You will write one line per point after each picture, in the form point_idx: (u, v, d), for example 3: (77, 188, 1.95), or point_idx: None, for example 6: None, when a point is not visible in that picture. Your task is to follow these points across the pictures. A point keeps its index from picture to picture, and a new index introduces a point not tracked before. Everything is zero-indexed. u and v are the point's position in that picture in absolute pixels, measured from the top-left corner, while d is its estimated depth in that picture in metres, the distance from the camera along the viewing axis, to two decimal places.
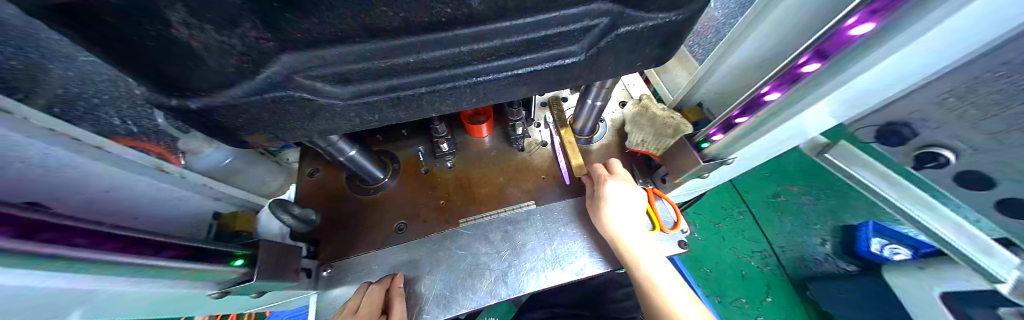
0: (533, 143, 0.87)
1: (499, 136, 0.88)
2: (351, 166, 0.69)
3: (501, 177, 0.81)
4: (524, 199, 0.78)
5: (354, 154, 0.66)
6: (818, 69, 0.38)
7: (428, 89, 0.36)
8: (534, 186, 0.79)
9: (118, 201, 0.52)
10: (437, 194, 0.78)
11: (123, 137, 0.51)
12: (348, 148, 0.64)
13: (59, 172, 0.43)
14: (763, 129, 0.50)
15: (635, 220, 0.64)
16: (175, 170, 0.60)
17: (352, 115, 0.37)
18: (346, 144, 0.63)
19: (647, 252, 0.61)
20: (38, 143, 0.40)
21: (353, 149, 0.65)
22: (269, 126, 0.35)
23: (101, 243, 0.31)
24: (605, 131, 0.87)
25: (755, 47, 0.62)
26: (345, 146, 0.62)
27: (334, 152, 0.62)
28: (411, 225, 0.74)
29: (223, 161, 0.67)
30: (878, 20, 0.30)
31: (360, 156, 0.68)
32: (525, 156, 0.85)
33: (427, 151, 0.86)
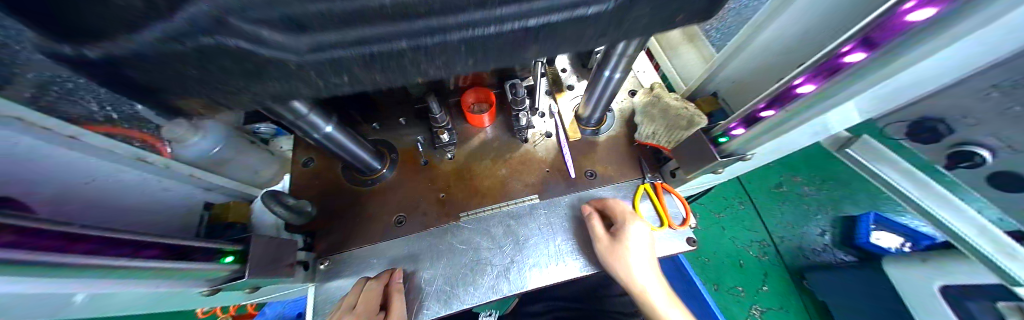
0: (537, 134, 0.84)
1: (502, 126, 0.84)
2: (330, 143, 0.62)
3: (503, 169, 0.78)
4: (526, 193, 0.74)
5: (332, 130, 0.58)
6: (862, 60, 0.34)
7: (411, 44, 0.26)
8: (538, 180, 0.76)
9: (94, 190, 0.48)
10: (436, 186, 0.75)
11: (102, 123, 0.46)
12: (322, 123, 0.56)
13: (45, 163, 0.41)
14: (792, 124, 0.45)
15: (648, 259, 0.62)
16: (160, 160, 0.55)
17: (312, 75, 0.28)
18: (320, 114, 0.54)
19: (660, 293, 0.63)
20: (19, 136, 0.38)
21: (328, 124, 0.57)
22: (209, 84, 0.27)
23: (72, 244, 0.28)
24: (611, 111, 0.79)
25: (784, 28, 0.57)
26: (319, 120, 0.55)
27: (309, 126, 0.54)
28: (410, 218, 0.71)
29: (211, 150, 0.62)
30: (938, 5, 0.26)
31: (339, 132, 0.60)
32: (529, 148, 0.81)
33: (427, 142, 0.82)
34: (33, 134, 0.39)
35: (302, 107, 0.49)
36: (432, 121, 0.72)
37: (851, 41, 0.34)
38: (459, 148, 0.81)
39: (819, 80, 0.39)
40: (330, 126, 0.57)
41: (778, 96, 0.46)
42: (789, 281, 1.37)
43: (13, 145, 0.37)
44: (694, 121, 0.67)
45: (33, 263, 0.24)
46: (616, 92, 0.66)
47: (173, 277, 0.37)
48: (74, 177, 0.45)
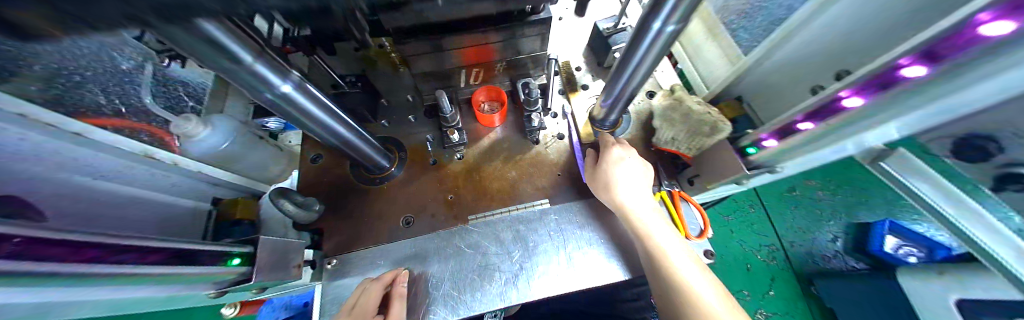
0: (549, 136, 0.81)
1: (512, 127, 0.82)
2: (278, 105, 0.41)
3: (513, 171, 0.76)
4: (538, 197, 0.72)
5: (290, 91, 0.39)
6: (924, 76, 0.30)
7: None
8: (549, 183, 0.74)
9: (114, 188, 0.49)
10: (445, 186, 0.74)
11: (111, 117, 0.50)
12: (277, 78, 0.36)
13: (50, 159, 0.40)
14: (833, 138, 0.41)
15: (642, 189, 0.61)
16: (164, 155, 0.55)
17: None
18: (271, 58, 0.34)
19: (661, 231, 0.57)
20: (22, 132, 0.37)
21: (286, 81, 0.37)
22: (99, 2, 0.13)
23: (81, 252, 0.27)
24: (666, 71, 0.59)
25: (826, 30, 0.52)
26: (273, 75, 0.35)
27: (256, 82, 0.34)
28: (418, 219, 0.70)
29: (219, 146, 0.60)
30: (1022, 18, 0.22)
31: (299, 91, 0.41)
32: (541, 149, 0.79)
33: (436, 141, 0.80)
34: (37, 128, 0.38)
35: (240, 49, 0.29)
36: (443, 120, 0.72)
37: (910, 54, 0.30)
38: (470, 147, 0.80)
39: (867, 93, 0.36)
40: (287, 84, 0.38)
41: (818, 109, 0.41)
42: (798, 287, 1.33)
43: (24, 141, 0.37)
44: (719, 127, 0.63)
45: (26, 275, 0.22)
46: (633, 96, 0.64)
47: (171, 284, 0.35)
48: (92, 175, 0.45)
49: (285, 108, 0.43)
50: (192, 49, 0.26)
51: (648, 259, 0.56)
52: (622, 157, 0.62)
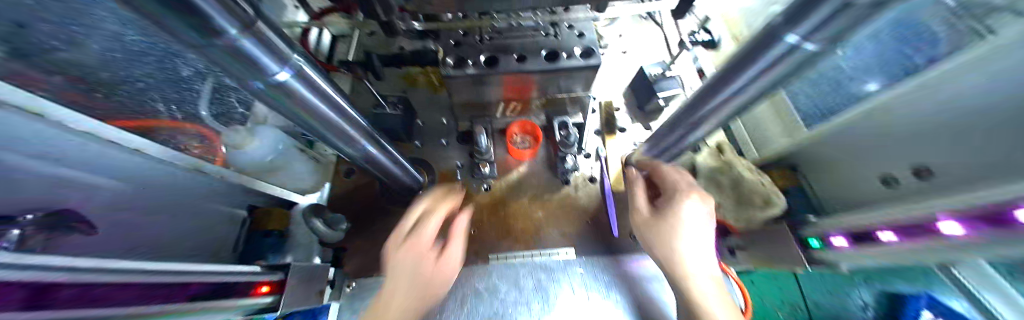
0: (581, 178, 0.78)
1: (544, 163, 0.80)
2: (269, 95, 0.32)
3: (540, 211, 0.73)
4: (563, 244, 0.69)
5: (287, 80, 0.30)
6: None
7: None
8: (576, 231, 0.71)
9: (159, 197, 0.50)
10: (469, 219, 0.72)
11: (148, 117, 0.51)
12: (272, 62, 0.27)
13: (102, 170, 0.41)
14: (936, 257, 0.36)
15: (705, 247, 0.54)
16: (213, 170, 0.55)
17: None
18: (269, 34, 0.25)
19: (720, 304, 0.49)
20: (78, 144, 0.37)
21: (283, 66, 0.29)
22: None
23: (141, 296, 0.28)
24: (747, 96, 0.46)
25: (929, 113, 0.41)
26: (266, 57, 0.26)
27: (246, 63, 0.25)
28: None
29: (265, 158, 0.63)
30: None
31: (299, 81, 0.32)
32: (570, 191, 0.76)
33: (466, 168, 0.80)
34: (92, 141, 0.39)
35: (227, 20, 0.21)
36: (476, 152, 0.71)
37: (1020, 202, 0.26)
38: (498, 179, 0.78)
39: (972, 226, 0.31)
40: (285, 71, 0.29)
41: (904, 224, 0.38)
42: None
43: (76, 157, 0.38)
44: (771, 201, 0.58)
45: (90, 319, 0.22)
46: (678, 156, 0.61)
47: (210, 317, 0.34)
48: (139, 184, 0.46)
49: (278, 100, 0.34)
50: (153, 15, 0.18)
51: None
52: (690, 204, 0.56)
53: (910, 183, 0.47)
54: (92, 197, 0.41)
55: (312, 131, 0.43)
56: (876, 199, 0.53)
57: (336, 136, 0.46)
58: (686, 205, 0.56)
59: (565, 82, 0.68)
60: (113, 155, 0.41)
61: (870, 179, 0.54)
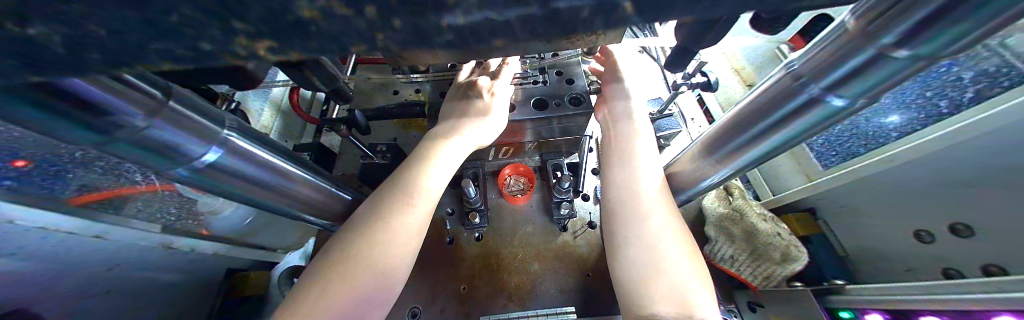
0: (579, 223, 0.74)
1: (539, 208, 0.77)
2: (201, 180, 0.33)
3: (536, 263, 0.68)
4: (561, 302, 0.63)
5: (215, 160, 0.31)
6: None
7: None
8: (575, 286, 0.65)
9: (116, 275, 0.48)
10: (459, 274, 0.67)
11: (121, 186, 0.49)
12: (195, 146, 0.29)
13: (48, 258, 0.40)
14: None
15: (652, 156, 0.54)
16: (183, 244, 0.54)
17: None
18: (185, 113, 0.27)
19: (647, 186, 0.50)
20: (17, 237, 0.36)
21: (210, 145, 0.30)
22: None
23: None
24: (708, 142, 0.46)
25: (957, 158, 0.41)
26: (181, 139, 0.27)
27: (159, 150, 0.27)
28: (425, 311, 0.63)
29: (244, 220, 0.62)
30: None
31: (231, 157, 0.33)
32: (568, 239, 0.71)
33: (457, 216, 0.77)
34: (32, 231, 0.37)
35: (127, 107, 0.22)
36: (466, 202, 0.69)
37: None
38: (489, 228, 0.74)
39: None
40: (211, 151, 0.30)
41: (975, 313, 0.33)
42: None
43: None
44: (791, 256, 0.53)
45: None
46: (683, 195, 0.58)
47: None
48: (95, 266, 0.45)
49: (214, 183, 0.34)
50: (25, 122, 0.19)
51: (614, 206, 0.51)
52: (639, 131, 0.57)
53: (948, 239, 0.46)
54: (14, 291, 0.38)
55: (261, 207, 0.42)
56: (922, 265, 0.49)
57: (298, 207, 0.46)
58: (639, 126, 0.57)
59: (559, 125, 0.65)
60: (65, 243, 0.40)
61: (901, 236, 0.51)
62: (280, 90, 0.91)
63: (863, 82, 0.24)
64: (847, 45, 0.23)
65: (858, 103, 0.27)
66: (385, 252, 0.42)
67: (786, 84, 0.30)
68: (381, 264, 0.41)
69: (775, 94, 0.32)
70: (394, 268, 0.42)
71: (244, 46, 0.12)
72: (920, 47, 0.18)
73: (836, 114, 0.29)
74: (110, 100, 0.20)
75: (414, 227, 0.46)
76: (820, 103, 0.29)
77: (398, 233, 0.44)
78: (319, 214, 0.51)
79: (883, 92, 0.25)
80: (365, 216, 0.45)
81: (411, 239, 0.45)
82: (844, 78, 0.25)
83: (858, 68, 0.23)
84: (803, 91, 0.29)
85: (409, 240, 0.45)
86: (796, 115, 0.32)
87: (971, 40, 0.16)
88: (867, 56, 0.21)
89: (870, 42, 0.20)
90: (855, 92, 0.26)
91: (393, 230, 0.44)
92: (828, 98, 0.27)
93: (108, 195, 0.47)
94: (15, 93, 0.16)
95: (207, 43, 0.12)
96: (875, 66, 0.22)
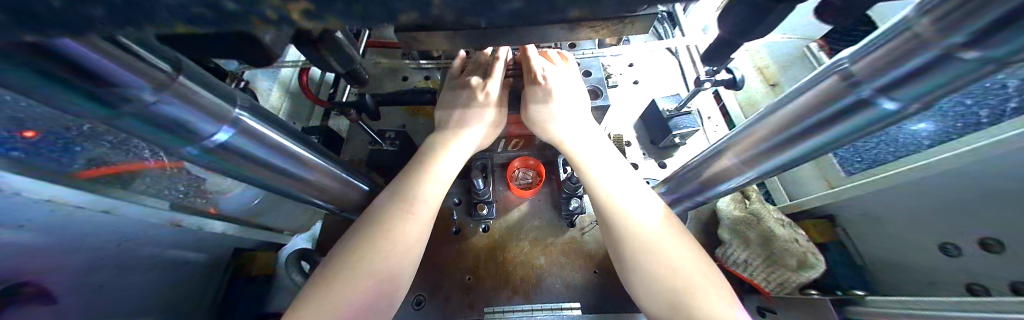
0: (587, 220, 0.73)
1: (547, 202, 0.75)
2: (211, 160, 0.32)
3: (542, 258, 0.67)
4: (566, 297, 0.62)
5: (227, 140, 0.30)
6: None
7: None
8: (581, 283, 0.64)
9: (124, 251, 0.48)
10: (464, 265, 0.67)
11: (133, 162, 0.48)
12: (207, 124, 0.28)
13: (59, 230, 0.40)
14: None
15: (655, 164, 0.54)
16: (190, 221, 0.53)
17: None
18: (196, 88, 0.25)
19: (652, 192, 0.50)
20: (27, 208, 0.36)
21: (221, 125, 0.29)
22: None
23: None
24: (733, 144, 0.44)
25: (1000, 171, 0.39)
26: (192, 116, 0.26)
27: (170, 128, 0.25)
28: (429, 301, 0.63)
29: (251, 201, 0.63)
30: None
31: (241, 138, 0.31)
32: (576, 235, 0.71)
33: (464, 207, 0.76)
34: (38, 203, 0.36)
35: (134, 79, 0.20)
36: (475, 194, 0.68)
37: None
38: (497, 220, 0.73)
39: None
40: (223, 130, 0.29)
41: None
42: None
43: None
44: (807, 264, 0.51)
45: None
46: (705, 195, 0.56)
47: None
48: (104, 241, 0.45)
49: (223, 164, 0.33)
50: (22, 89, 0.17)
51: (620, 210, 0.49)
52: None
53: (977, 254, 0.44)
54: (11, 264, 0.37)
55: (274, 191, 0.41)
56: (945, 279, 0.47)
57: (307, 191, 0.45)
58: None
59: None
60: (73, 217, 0.40)
61: (925, 248, 0.50)
62: (289, 70, 0.89)
63: (923, 85, 0.22)
64: (910, 43, 0.21)
65: (911, 107, 0.25)
66: (397, 238, 0.43)
67: (833, 85, 0.28)
68: (392, 250, 0.43)
69: (817, 95, 0.30)
70: (405, 254, 0.44)
71: (275, 7, 0.11)
72: (996, 53, 0.16)
73: (886, 118, 0.27)
74: (122, 71, 0.19)
75: (414, 233, 0.45)
76: (869, 106, 0.26)
77: (411, 219, 0.46)
78: (328, 199, 0.50)
79: (942, 98, 0.23)
80: (369, 221, 0.45)
81: (422, 226, 0.46)
82: (903, 79, 0.23)
83: (919, 69, 0.20)
84: (852, 92, 0.27)
85: (410, 245, 0.44)
86: (837, 118, 0.30)
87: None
88: (932, 56, 0.19)
89: (940, 40, 0.18)
90: (911, 95, 0.24)
91: (407, 217, 0.46)
92: (878, 100, 0.25)
93: (116, 170, 0.46)
94: (13, 58, 0.14)
95: (232, 2, 0.10)
96: (941, 67, 0.20)
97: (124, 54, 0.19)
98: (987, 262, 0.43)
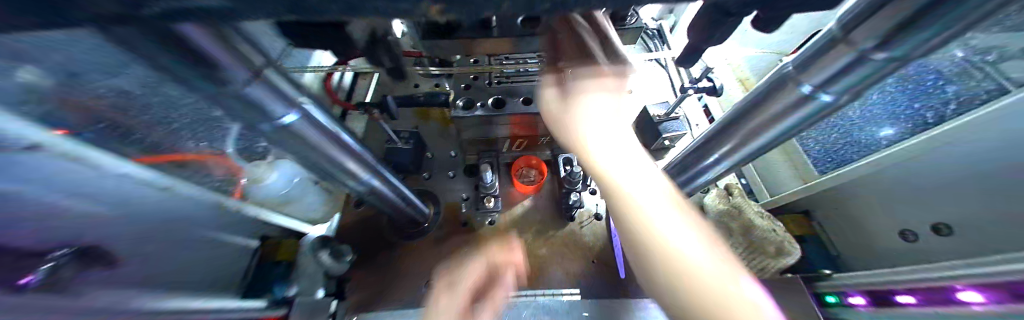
0: (586, 215, 0.78)
1: (548, 198, 0.81)
2: (274, 141, 0.36)
3: (544, 249, 0.73)
4: (566, 285, 0.67)
5: (291, 122, 0.34)
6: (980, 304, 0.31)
7: None
8: (581, 272, 0.69)
9: (166, 229, 0.53)
10: (473, 254, 0.72)
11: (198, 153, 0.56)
12: (278, 105, 0.32)
13: None
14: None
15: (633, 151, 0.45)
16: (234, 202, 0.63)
17: None
18: (277, 79, 0.31)
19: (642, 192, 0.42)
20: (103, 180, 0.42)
21: (290, 110, 0.33)
22: None
23: None
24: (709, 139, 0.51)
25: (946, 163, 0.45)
26: (275, 101, 0.31)
27: (252, 109, 0.30)
28: (442, 286, 0.68)
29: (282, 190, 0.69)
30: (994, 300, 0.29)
31: (304, 122, 0.36)
32: (575, 228, 0.76)
33: (471, 202, 0.81)
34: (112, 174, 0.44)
35: (231, 65, 0.25)
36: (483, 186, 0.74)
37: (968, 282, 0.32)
38: (501, 214, 0.79)
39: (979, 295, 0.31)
40: (291, 113, 0.33)
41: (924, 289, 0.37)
42: None
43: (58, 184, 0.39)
44: (784, 251, 0.57)
45: None
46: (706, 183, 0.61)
47: None
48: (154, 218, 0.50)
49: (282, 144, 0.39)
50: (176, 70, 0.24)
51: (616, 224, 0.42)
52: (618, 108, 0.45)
53: (933, 239, 0.50)
54: (73, 232, 0.42)
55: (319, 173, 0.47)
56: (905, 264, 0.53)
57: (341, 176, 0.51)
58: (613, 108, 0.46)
59: None
60: None
61: (888, 236, 0.55)
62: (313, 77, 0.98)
63: (849, 80, 0.28)
64: (832, 48, 0.28)
65: (842, 98, 0.32)
66: None
67: (782, 84, 0.35)
68: None
69: (769, 93, 0.37)
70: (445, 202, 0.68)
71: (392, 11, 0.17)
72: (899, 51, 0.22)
73: (825, 109, 0.34)
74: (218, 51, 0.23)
75: None
76: (812, 100, 0.33)
77: None
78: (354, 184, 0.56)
79: (863, 90, 0.30)
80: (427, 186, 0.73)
81: None
82: (832, 77, 0.29)
83: (845, 67, 0.27)
84: (797, 90, 0.33)
85: None
86: (790, 111, 0.36)
87: (940, 41, 0.21)
88: (850, 57, 0.26)
89: (852, 48, 0.25)
90: (840, 89, 0.30)
91: None
92: (817, 94, 0.32)
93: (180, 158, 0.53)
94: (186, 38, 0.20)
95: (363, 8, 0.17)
96: (859, 66, 0.26)
97: (235, 43, 0.25)
98: (941, 245, 0.49)
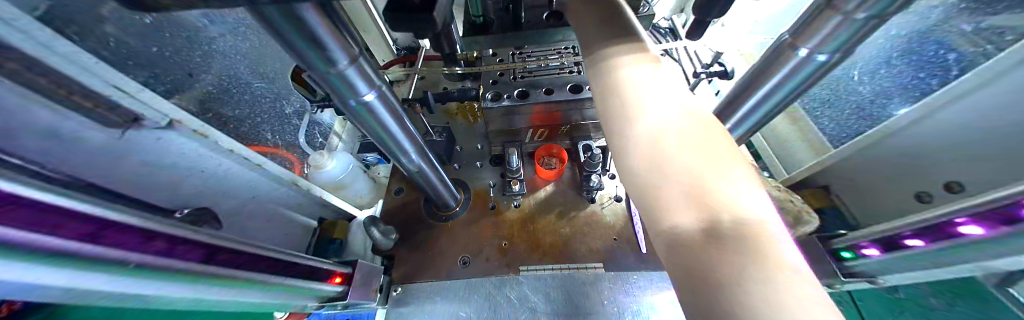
0: (606, 197, 0.83)
1: (569, 183, 0.87)
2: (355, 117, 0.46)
3: (567, 227, 0.78)
4: (591, 259, 0.72)
5: (371, 100, 0.43)
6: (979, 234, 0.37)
7: None
8: (604, 248, 0.74)
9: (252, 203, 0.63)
10: (501, 232, 0.79)
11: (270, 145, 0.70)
12: (364, 85, 0.40)
13: None
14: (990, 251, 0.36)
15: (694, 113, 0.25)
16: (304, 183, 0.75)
17: None
18: (365, 63, 0.39)
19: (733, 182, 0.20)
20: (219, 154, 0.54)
21: (371, 89, 0.42)
22: None
23: (240, 259, 0.36)
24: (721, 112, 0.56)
25: None
26: (359, 80, 0.39)
27: (346, 86, 0.39)
28: (475, 260, 0.75)
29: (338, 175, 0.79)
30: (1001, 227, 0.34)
31: (379, 100, 0.44)
32: (596, 208, 0.81)
33: (498, 187, 0.89)
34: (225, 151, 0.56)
35: (335, 47, 0.33)
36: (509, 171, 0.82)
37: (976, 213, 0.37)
38: (526, 197, 0.86)
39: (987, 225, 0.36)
40: (371, 92, 0.42)
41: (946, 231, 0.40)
42: None
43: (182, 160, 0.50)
44: (802, 219, 0.59)
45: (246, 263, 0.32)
46: None
47: (293, 291, 0.45)
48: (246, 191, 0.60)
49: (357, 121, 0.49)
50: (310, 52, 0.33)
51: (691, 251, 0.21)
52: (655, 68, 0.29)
53: None
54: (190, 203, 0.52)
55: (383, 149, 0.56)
56: None
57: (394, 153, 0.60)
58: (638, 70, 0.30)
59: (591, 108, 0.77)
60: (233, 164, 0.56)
61: None
62: None
63: (836, 39, 0.33)
64: (819, 12, 0.33)
65: (835, 57, 0.37)
66: None
67: (783, 50, 0.40)
68: None
69: (770, 59, 0.42)
70: None
71: None
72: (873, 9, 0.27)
73: (820, 68, 0.39)
74: (328, 35, 0.31)
75: None
76: (809, 60, 0.38)
77: None
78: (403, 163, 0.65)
79: (851, 47, 0.35)
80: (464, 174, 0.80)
81: None
82: (823, 37, 0.34)
83: (830, 26, 0.33)
84: (795, 53, 0.39)
85: None
86: (790, 74, 0.41)
87: None
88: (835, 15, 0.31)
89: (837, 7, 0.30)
90: (831, 48, 0.35)
91: None
92: (813, 56, 0.37)
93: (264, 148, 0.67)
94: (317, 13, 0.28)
95: None
96: (841, 23, 0.32)
97: (336, 26, 0.32)
98: None
